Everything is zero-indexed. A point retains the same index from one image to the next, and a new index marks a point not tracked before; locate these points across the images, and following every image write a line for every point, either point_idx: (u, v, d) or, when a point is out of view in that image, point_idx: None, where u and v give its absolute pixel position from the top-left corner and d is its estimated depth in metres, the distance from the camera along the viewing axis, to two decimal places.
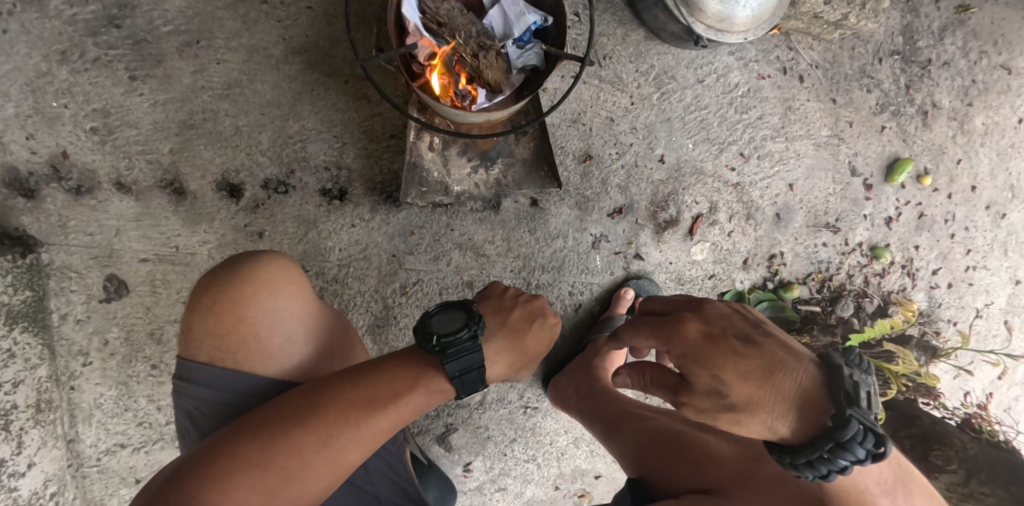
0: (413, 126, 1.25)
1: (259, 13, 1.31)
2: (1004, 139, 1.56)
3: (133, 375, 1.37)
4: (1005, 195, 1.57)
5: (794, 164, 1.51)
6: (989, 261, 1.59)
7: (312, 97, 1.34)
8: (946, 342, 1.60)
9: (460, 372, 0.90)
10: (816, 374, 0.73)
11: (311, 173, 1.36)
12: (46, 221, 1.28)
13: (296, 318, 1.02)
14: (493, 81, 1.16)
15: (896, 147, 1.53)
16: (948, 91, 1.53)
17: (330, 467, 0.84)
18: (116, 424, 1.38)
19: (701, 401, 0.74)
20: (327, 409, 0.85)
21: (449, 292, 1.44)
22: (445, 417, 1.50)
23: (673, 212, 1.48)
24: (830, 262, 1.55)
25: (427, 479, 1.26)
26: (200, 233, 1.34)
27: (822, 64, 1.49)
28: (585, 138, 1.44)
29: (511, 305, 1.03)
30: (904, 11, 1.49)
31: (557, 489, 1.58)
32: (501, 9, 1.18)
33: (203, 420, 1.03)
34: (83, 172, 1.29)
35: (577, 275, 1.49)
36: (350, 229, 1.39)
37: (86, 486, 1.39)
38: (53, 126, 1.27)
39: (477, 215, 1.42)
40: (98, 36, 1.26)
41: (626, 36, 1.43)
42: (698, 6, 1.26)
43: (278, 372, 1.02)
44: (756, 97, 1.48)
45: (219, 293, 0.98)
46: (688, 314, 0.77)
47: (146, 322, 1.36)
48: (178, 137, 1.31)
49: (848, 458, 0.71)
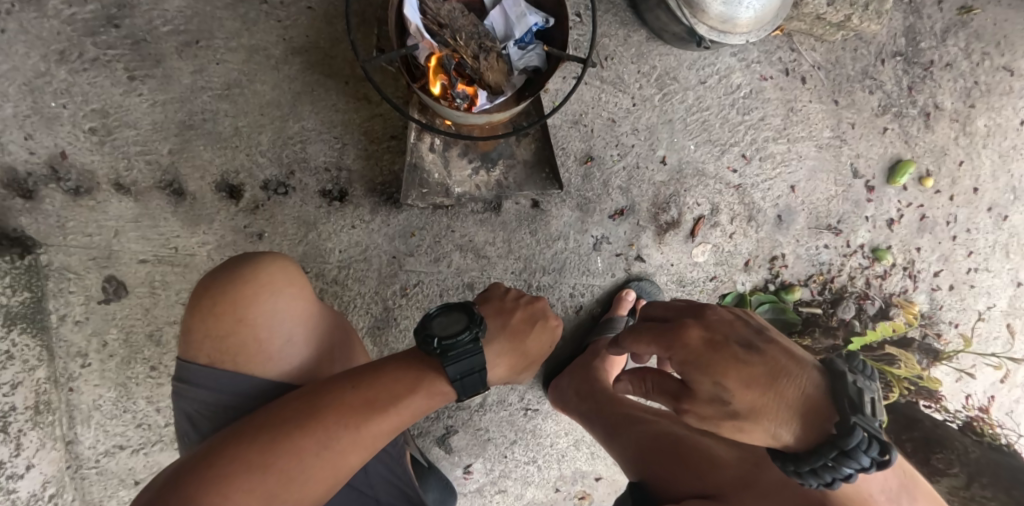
0: (413, 127, 1.24)
1: (259, 12, 1.30)
2: (1006, 141, 1.55)
3: (132, 376, 1.36)
4: (1006, 197, 1.57)
5: (795, 166, 1.51)
6: (990, 263, 1.59)
7: (312, 97, 1.34)
8: (947, 344, 1.59)
9: (461, 375, 0.90)
10: (818, 380, 0.73)
11: (311, 174, 1.35)
12: (46, 222, 1.28)
13: (296, 320, 1.01)
14: (493, 83, 1.15)
15: (898, 149, 1.53)
16: (950, 92, 1.52)
17: (330, 469, 0.83)
18: (115, 426, 1.37)
19: (702, 408, 0.74)
20: (327, 411, 0.84)
21: (449, 294, 1.43)
22: (445, 419, 1.50)
23: (674, 214, 1.48)
24: (831, 263, 1.54)
25: (427, 480, 1.26)
26: (200, 234, 1.33)
27: (825, 66, 1.49)
28: (586, 139, 1.44)
29: (513, 307, 1.02)
30: (907, 12, 1.49)
31: (557, 491, 1.57)
32: (502, 11, 1.17)
33: (202, 422, 1.02)
34: (82, 173, 1.28)
35: (577, 277, 1.48)
36: (349, 231, 1.38)
37: (85, 488, 1.38)
38: (52, 126, 1.26)
39: (477, 216, 1.42)
40: (97, 35, 1.25)
41: (628, 36, 1.42)
42: (701, 8, 1.25)
43: (278, 374, 1.02)
44: (757, 98, 1.48)
45: (219, 294, 0.97)
46: (689, 319, 0.77)
47: (145, 323, 1.35)
48: (178, 137, 1.30)
49: (852, 466, 0.70)
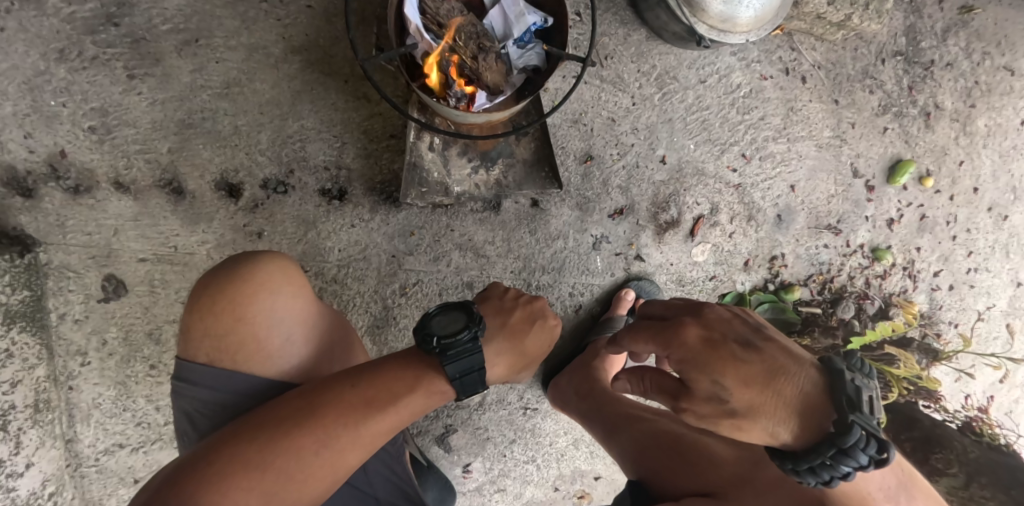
0: (413, 126, 1.24)
1: (259, 11, 1.30)
2: (1007, 141, 1.55)
3: (132, 374, 1.36)
4: (1007, 197, 1.57)
5: (795, 166, 1.51)
6: (990, 263, 1.59)
7: (311, 96, 1.34)
8: (947, 344, 1.59)
9: (460, 374, 0.90)
10: (816, 378, 0.73)
11: (311, 173, 1.35)
12: (45, 221, 1.28)
13: (295, 318, 1.01)
14: (493, 83, 1.15)
15: (898, 149, 1.52)
16: (950, 92, 1.52)
17: (330, 468, 0.83)
18: (114, 424, 1.37)
19: (700, 406, 0.74)
20: (326, 410, 0.84)
21: (449, 293, 1.43)
22: (445, 418, 1.50)
23: (674, 213, 1.48)
24: (831, 263, 1.54)
25: (426, 479, 1.26)
26: (199, 232, 1.33)
27: (825, 65, 1.48)
28: (586, 138, 1.43)
29: (513, 306, 1.02)
30: (907, 12, 1.48)
31: (557, 490, 1.57)
32: (501, 10, 1.17)
33: (202, 421, 1.02)
34: (81, 171, 1.28)
35: (577, 276, 1.48)
36: (349, 230, 1.38)
37: (84, 486, 1.38)
38: (51, 124, 1.26)
39: (477, 215, 1.42)
40: (96, 34, 1.25)
41: (628, 36, 1.42)
42: (701, 7, 1.25)
43: (278, 373, 1.02)
44: (757, 98, 1.47)
45: (218, 293, 0.97)
46: (688, 318, 0.77)
47: (145, 322, 1.35)
48: (178, 136, 1.30)
49: (850, 464, 0.70)
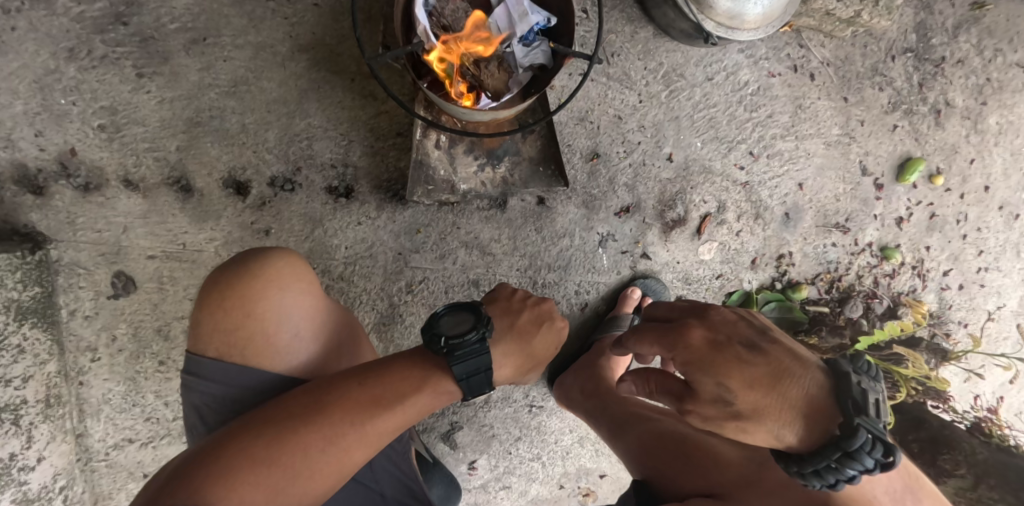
0: (419, 124, 1.24)
1: (266, 10, 1.30)
2: (1019, 138, 1.53)
3: (140, 370, 1.38)
4: (1019, 195, 1.55)
5: (803, 164, 1.50)
6: (1001, 262, 1.57)
7: (318, 94, 1.34)
8: (956, 344, 1.58)
9: (467, 374, 0.89)
10: (822, 381, 0.73)
11: (317, 171, 1.36)
12: (55, 218, 1.29)
13: (304, 314, 1.02)
14: (493, 88, 1.17)
15: (908, 147, 1.51)
16: (961, 89, 1.50)
17: (335, 465, 0.84)
18: (124, 420, 1.39)
19: (706, 408, 0.74)
20: (332, 408, 0.85)
21: (455, 291, 1.44)
22: (451, 415, 1.50)
23: (681, 211, 1.47)
24: (839, 261, 1.53)
25: (432, 476, 1.26)
26: (207, 230, 1.34)
27: (834, 62, 1.47)
28: (592, 136, 1.43)
29: (519, 308, 1.02)
30: (917, 8, 1.46)
31: (562, 488, 1.58)
32: (505, 9, 1.15)
33: (209, 416, 1.03)
34: (91, 170, 1.29)
35: (584, 274, 1.48)
36: (355, 227, 1.39)
37: (94, 480, 1.40)
38: (61, 123, 1.27)
39: (483, 213, 1.42)
40: (105, 33, 1.26)
41: (635, 33, 1.41)
42: (709, 4, 1.24)
43: (286, 369, 1.02)
44: (765, 95, 1.46)
45: (229, 287, 0.97)
46: (692, 319, 0.77)
47: (153, 319, 1.36)
48: (185, 134, 1.31)
49: (856, 467, 0.70)
